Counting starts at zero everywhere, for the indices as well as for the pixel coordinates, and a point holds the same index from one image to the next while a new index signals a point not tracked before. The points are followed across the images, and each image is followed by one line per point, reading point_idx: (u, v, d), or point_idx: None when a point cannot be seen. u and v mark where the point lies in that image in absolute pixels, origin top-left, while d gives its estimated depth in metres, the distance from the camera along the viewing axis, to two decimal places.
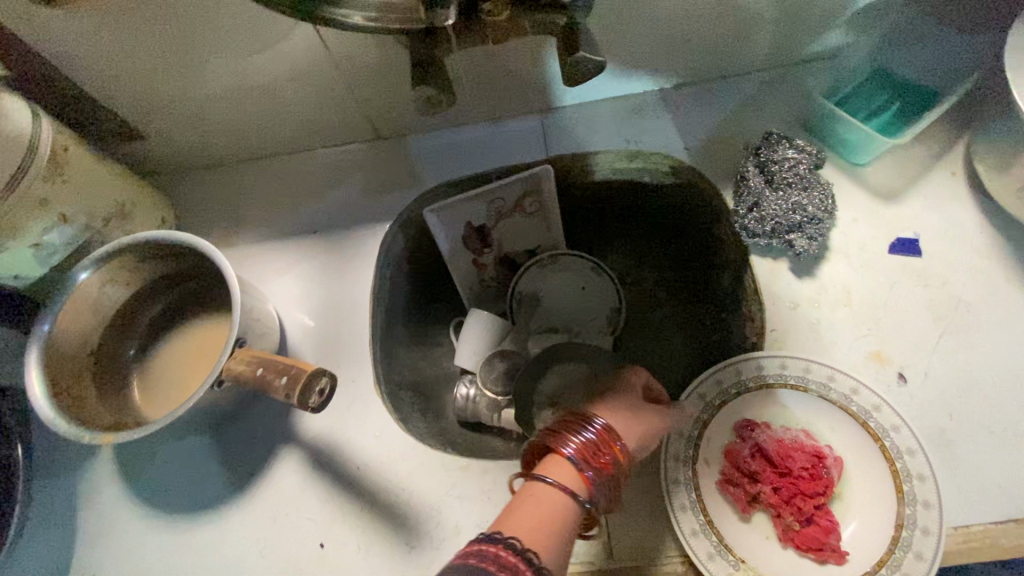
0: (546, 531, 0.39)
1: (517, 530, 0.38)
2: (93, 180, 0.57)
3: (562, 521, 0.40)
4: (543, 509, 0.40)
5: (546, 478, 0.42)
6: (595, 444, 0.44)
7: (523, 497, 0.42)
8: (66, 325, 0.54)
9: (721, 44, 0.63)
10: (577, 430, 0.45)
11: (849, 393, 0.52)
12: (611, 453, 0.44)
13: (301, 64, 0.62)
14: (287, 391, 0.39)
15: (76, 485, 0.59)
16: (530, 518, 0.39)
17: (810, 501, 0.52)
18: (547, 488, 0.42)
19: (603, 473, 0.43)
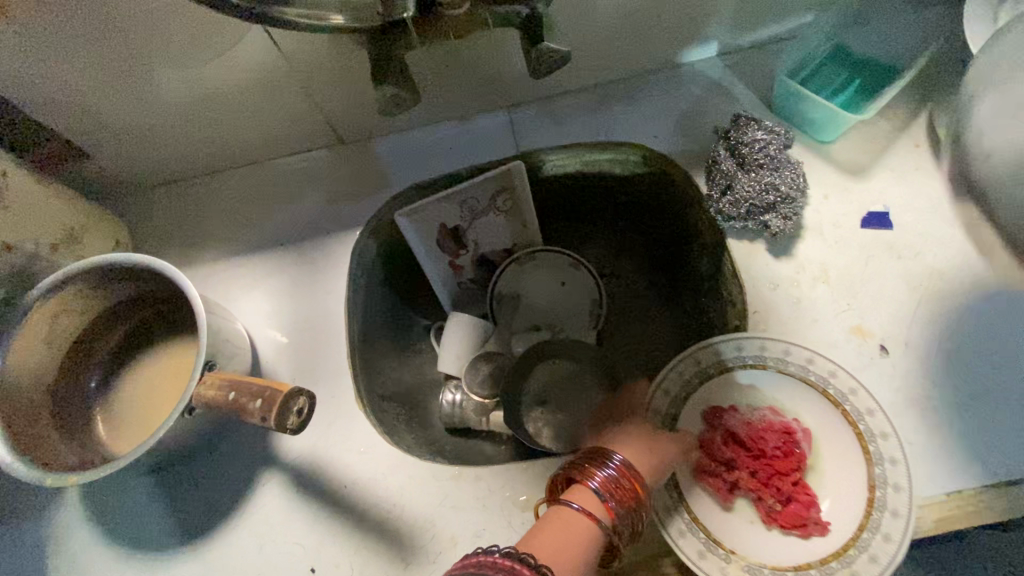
0: (572, 566, 0.37)
1: (539, 558, 0.37)
2: (37, 207, 0.55)
3: (582, 558, 0.39)
4: (567, 542, 0.39)
5: (576, 506, 0.41)
6: (618, 479, 0.42)
7: (549, 524, 0.40)
8: (18, 361, 0.51)
9: (684, 30, 0.63)
10: (599, 465, 0.42)
11: (806, 364, 0.53)
12: (636, 489, 0.42)
13: (254, 70, 0.59)
14: (263, 413, 0.37)
15: (41, 531, 0.56)
16: (552, 550, 0.38)
17: (787, 479, 0.51)
18: (574, 519, 0.40)
19: (626, 507, 0.41)
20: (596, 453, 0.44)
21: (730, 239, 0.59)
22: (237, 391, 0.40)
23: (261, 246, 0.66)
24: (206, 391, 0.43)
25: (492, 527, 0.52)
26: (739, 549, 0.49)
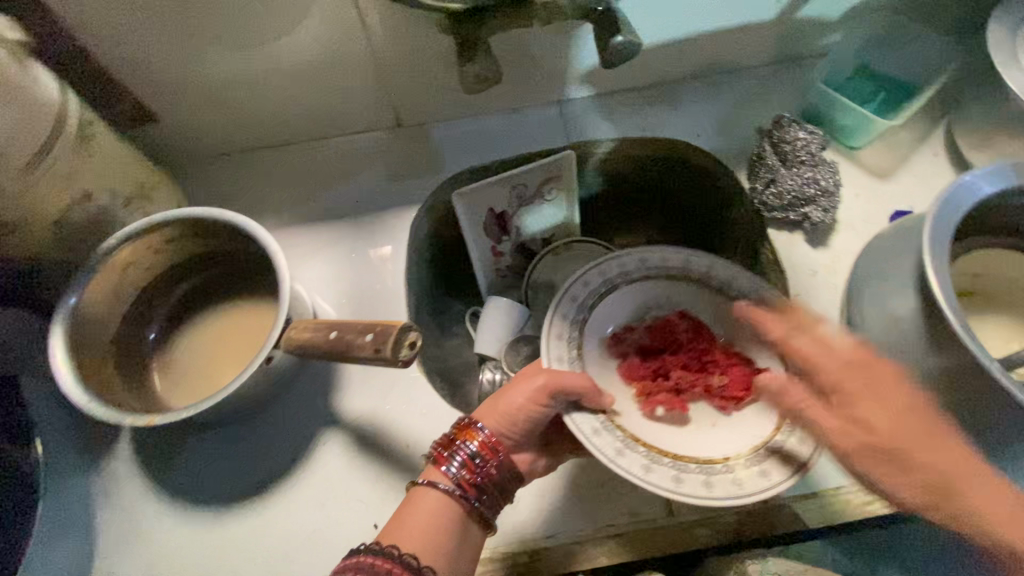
0: (427, 543, 0.42)
1: (397, 540, 0.42)
2: (117, 161, 0.55)
3: (443, 528, 0.43)
4: (424, 521, 0.43)
5: (432, 486, 0.44)
6: (477, 457, 0.45)
7: (409, 507, 0.44)
8: (90, 306, 0.51)
9: (729, 41, 0.68)
10: (460, 445, 0.45)
11: (686, 263, 0.56)
12: (492, 457, 0.45)
13: (330, 46, 0.61)
14: (378, 345, 0.39)
15: (93, 484, 0.55)
16: (411, 529, 0.43)
17: (710, 359, 0.55)
18: (437, 497, 0.44)
19: (486, 482, 0.45)
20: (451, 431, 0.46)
21: (770, 228, 0.64)
22: (339, 331, 0.42)
23: (320, 219, 0.69)
24: (298, 334, 0.45)
25: (553, 489, 0.53)
26: (726, 455, 0.49)
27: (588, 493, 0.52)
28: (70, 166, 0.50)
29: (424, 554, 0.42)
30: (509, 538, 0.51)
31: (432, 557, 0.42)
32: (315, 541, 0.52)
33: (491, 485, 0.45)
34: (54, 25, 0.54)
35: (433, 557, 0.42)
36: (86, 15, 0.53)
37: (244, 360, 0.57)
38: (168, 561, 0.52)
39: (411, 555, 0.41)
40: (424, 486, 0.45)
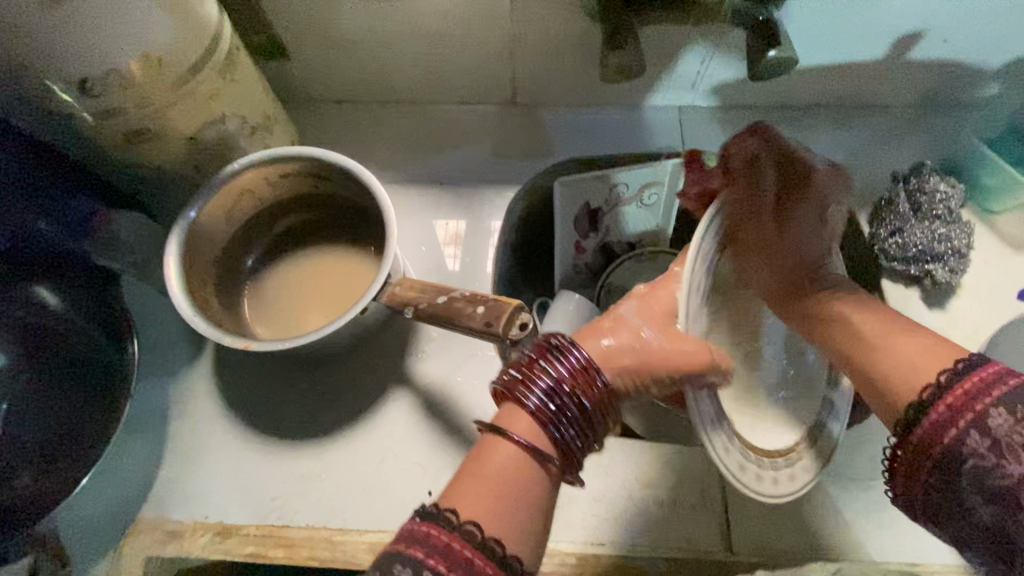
0: (506, 514, 0.35)
1: (474, 515, 0.34)
2: (252, 89, 0.56)
3: (524, 493, 0.36)
4: (502, 483, 0.36)
5: (512, 439, 0.36)
6: (572, 387, 0.37)
7: (481, 465, 0.36)
8: (205, 222, 0.53)
9: (880, 76, 0.64)
10: (552, 369, 0.38)
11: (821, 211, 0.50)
12: (589, 394, 0.38)
13: (470, 13, 0.60)
14: (489, 321, 0.39)
15: (173, 393, 0.57)
16: (488, 499, 0.35)
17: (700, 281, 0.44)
18: (514, 452, 0.37)
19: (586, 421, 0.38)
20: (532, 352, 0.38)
21: (885, 278, 0.60)
22: (448, 297, 0.42)
23: (422, 182, 0.69)
24: (403, 292, 0.45)
25: (613, 497, 0.52)
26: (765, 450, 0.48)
27: (649, 510, 0.52)
28: (212, 88, 0.52)
29: (505, 533, 0.34)
30: (560, 535, 0.51)
31: (515, 539, 0.34)
32: (368, 495, 0.53)
33: (591, 434, 0.38)
34: None
35: (515, 537, 0.34)
36: None
37: (333, 305, 0.57)
38: (228, 481, 0.54)
39: (493, 538, 0.33)
40: (503, 434, 0.37)
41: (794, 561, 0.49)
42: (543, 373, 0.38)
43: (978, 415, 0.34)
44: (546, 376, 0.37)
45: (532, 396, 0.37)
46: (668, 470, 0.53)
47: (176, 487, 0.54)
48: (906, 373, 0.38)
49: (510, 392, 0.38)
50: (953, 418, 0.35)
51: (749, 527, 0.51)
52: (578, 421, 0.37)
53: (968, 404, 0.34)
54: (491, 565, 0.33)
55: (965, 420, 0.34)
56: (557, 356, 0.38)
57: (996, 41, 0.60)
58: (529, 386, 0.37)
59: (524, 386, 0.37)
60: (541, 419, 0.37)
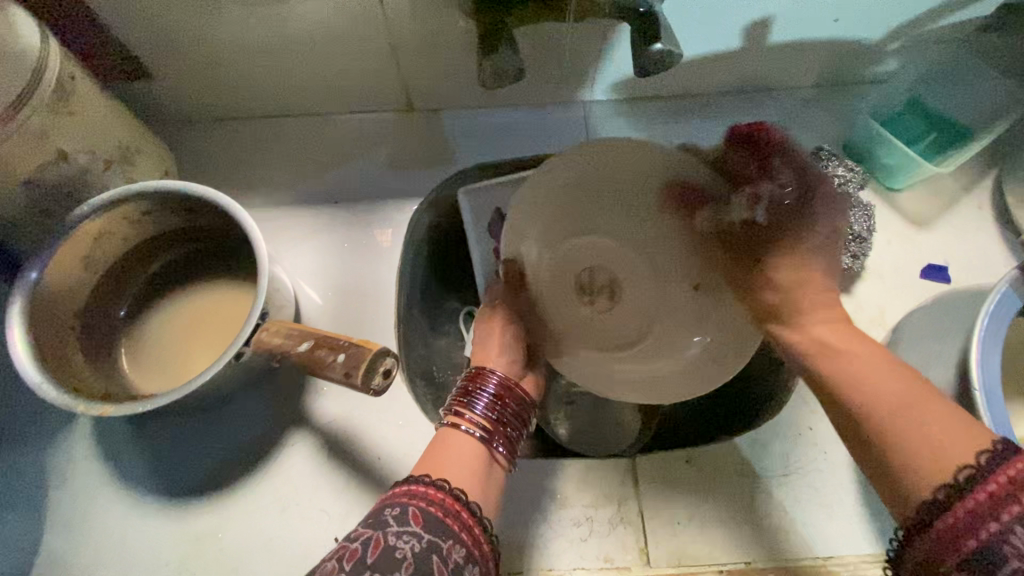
0: (469, 478, 0.40)
1: (447, 470, 0.39)
2: (98, 120, 0.51)
3: (482, 469, 0.41)
4: (463, 453, 0.41)
5: (462, 433, 0.42)
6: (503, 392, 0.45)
7: (442, 444, 0.42)
8: (58, 275, 0.48)
9: (778, 59, 0.62)
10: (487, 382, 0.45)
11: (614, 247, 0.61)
12: (515, 394, 0.45)
13: (341, 22, 0.56)
14: (348, 371, 0.36)
15: (46, 461, 0.52)
16: (455, 462, 0.40)
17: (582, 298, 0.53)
18: (466, 441, 0.42)
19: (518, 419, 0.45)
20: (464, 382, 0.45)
21: None
22: (311, 344, 0.39)
23: (316, 201, 0.65)
24: (269, 338, 0.42)
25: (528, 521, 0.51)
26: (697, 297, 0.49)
27: (565, 530, 0.51)
28: (45, 122, 0.46)
29: (471, 485, 0.40)
30: None
31: (481, 490, 0.40)
32: (271, 550, 0.50)
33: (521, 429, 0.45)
34: None
35: (480, 490, 0.40)
36: None
37: (219, 346, 0.53)
38: (115, 551, 0.50)
39: (463, 486, 0.39)
40: (456, 430, 0.43)
41: (711, 567, 0.49)
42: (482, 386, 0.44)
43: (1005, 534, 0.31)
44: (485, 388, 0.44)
45: (472, 403, 0.44)
46: (584, 486, 0.52)
47: (59, 560, 0.50)
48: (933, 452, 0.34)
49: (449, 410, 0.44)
50: (972, 528, 0.31)
51: (667, 537, 0.50)
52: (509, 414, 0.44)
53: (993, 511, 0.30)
54: (458, 503, 0.38)
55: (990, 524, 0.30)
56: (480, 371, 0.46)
57: (887, 18, 0.58)
58: (463, 399, 0.44)
59: (462, 398, 0.44)
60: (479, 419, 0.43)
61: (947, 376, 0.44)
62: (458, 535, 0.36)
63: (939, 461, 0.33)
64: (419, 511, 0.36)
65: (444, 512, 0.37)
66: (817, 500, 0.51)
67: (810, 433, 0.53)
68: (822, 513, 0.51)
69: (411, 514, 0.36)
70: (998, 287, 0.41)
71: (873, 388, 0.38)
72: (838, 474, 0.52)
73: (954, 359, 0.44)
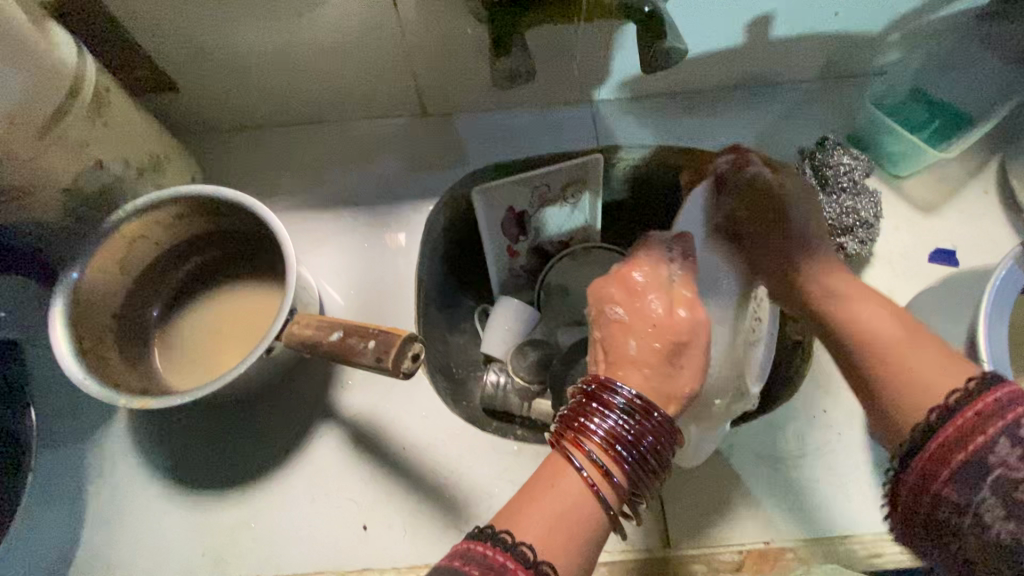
0: (559, 538, 0.34)
1: (534, 539, 0.34)
2: (129, 130, 0.53)
3: (582, 525, 0.35)
4: (562, 509, 0.35)
5: (572, 471, 0.36)
6: (633, 428, 0.37)
7: (547, 485, 0.36)
8: (96, 276, 0.51)
9: (780, 54, 0.64)
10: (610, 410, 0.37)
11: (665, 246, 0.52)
12: (650, 435, 0.37)
13: (357, 32, 0.58)
14: (380, 355, 0.39)
15: (84, 458, 0.54)
16: (544, 523, 0.35)
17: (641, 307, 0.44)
18: (574, 485, 0.36)
19: (646, 467, 0.37)
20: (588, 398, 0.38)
21: None
22: (342, 333, 0.42)
23: (335, 204, 0.67)
24: (300, 331, 0.45)
25: None
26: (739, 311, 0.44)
27: None
28: (83, 133, 0.49)
29: (559, 556, 0.34)
30: None
31: (569, 564, 0.34)
32: (301, 538, 0.51)
33: (651, 473, 0.37)
34: None
35: (567, 565, 0.34)
36: None
37: (247, 344, 0.55)
38: (152, 543, 0.52)
39: (547, 562, 0.33)
40: (568, 464, 0.37)
41: (730, 549, 0.50)
42: (605, 415, 0.37)
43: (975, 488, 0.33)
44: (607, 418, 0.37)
45: (595, 436, 0.37)
46: None
47: (98, 551, 0.51)
48: (914, 395, 0.38)
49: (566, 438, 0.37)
50: (953, 450, 0.35)
51: (686, 520, 0.51)
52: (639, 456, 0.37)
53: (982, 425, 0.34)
54: (522, 571, 0.33)
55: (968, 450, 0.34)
56: (604, 392, 0.38)
57: (886, 10, 0.60)
58: (586, 429, 0.37)
59: (584, 426, 0.37)
60: (599, 459, 0.36)
61: None
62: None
63: (931, 391, 0.37)
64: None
65: None
66: (832, 481, 0.52)
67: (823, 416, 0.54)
68: (837, 493, 0.52)
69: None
70: (1003, 264, 0.42)
71: (876, 333, 0.41)
72: (852, 455, 0.53)
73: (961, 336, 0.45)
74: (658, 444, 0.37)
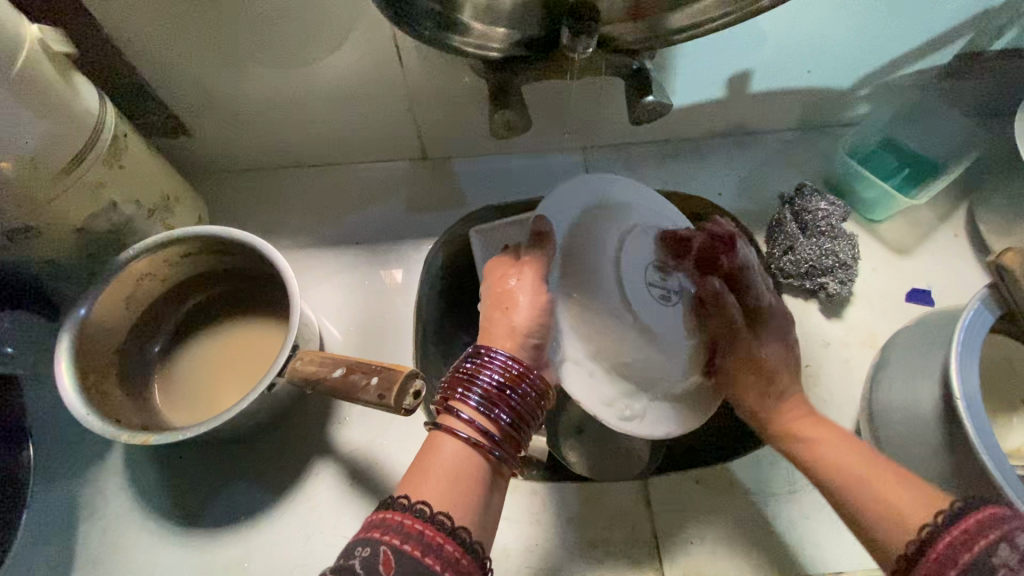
0: (449, 490, 0.38)
1: (425, 495, 0.37)
2: (145, 172, 0.56)
3: (469, 478, 0.39)
4: (452, 467, 0.39)
5: (452, 433, 0.40)
6: (497, 378, 0.41)
7: (430, 451, 0.40)
8: (102, 311, 0.52)
9: (761, 106, 0.68)
10: (479, 371, 0.42)
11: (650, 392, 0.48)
12: (520, 384, 0.41)
13: (362, 82, 0.62)
14: (382, 391, 0.41)
15: (77, 494, 0.54)
16: (436, 481, 0.38)
17: (529, 292, 0.46)
18: (456, 446, 0.40)
19: (518, 413, 0.41)
20: (462, 369, 0.42)
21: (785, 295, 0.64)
22: (346, 370, 0.44)
23: (337, 241, 0.69)
24: (304, 366, 0.46)
25: (543, 543, 0.52)
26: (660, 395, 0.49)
27: (581, 549, 0.52)
28: (99, 175, 0.51)
29: (455, 507, 0.37)
30: None
31: (463, 512, 0.37)
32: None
33: (525, 419, 0.41)
34: (104, 40, 0.55)
35: (464, 512, 0.37)
36: (130, 35, 0.54)
37: (247, 380, 0.56)
38: None
39: (442, 511, 0.36)
40: (448, 430, 0.40)
41: None
42: (476, 375, 0.41)
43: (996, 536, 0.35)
44: (478, 380, 0.41)
45: (469, 399, 0.41)
46: (597, 507, 0.54)
47: None
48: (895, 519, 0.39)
49: (444, 408, 0.41)
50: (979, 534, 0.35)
51: (682, 555, 0.52)
52: (513, 407, 0.41)
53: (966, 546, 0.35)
54: (420, 523, 0.35)
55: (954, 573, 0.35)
56: (481, 358, 0.42)
57: (855, 71, 0.65)
58: (459, 394, 0.41)
59: (452, 393, 0.41)
60: (476, 418, 0.40)
61: (931, 390, 0.46)
62: (438, 570, 0.34)
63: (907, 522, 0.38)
64: (391, 553, 0.34)
65: (400, 538, 0.34)
66: (824, 516, 0.53)
67: None
68: (826, 528, 0.53)
69: (383, 554, 0.34)
70: (970, 304, 0.45)
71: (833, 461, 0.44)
72: None
73: (936, 370, 0.47)
74: (528, 395, 0.42)
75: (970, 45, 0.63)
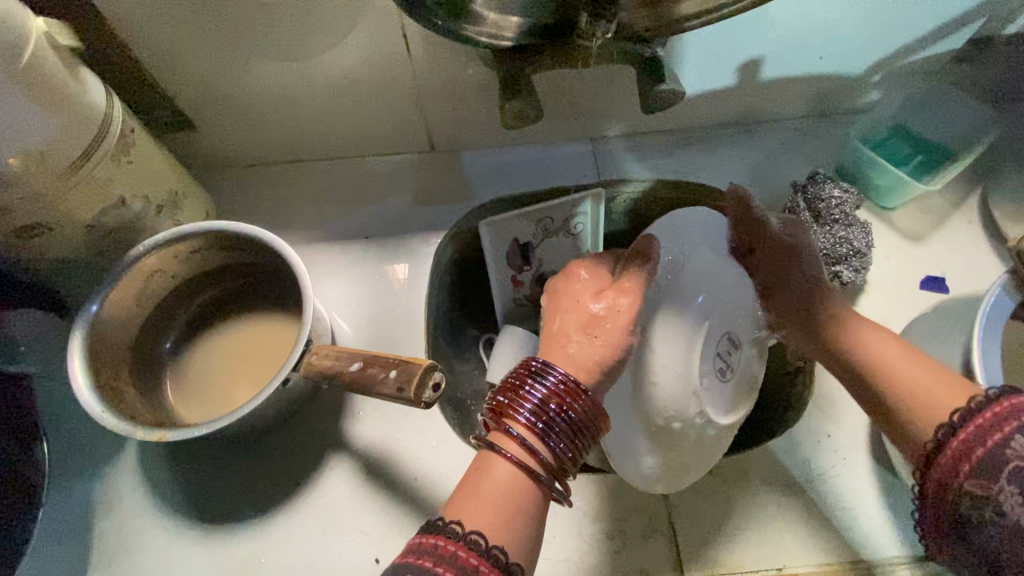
0: (501, 522, 0.37)
1: (478, 524, 0.36)
2: (152, 168, 0.55)
3: (520, 505, 0.38)
4: (503, 491, 0.38)
5: (503, 455, 0.39)
6: (551, 398, 0.39)
7: (479, 472, 0.39)
8: (113, 307, 0.51)
9: (771, 93, 0.68)
10: (533, 389, 0.40)
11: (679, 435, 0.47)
12: (575, 404, 0.39)
13: (368, 74, 0.61)
14: (402, 386, 0.40)
15: (91, 492, 0.54)
16: (487, 507, 0.37)
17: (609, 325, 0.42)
18: (506, 469, 0.38)
19: (569, 436, 0.39)
20: (518, 382, 0.41)
21: None
22: (364, 364, 0.43)
23: (346, 235, 0.69)
24: (320, 361, 0.46)
25: (561, 535, 0.52)
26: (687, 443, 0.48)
27: (599, 540, 0.52)
28: (108, 171, 0.51)
29: (505, 537, 0.36)
30: None
31: (514, 545, 0.36)
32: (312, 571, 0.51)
33: (576, 442, 0.40)
34: (109, 33, 0.54)
35: (515, 545, 0.36)
36: (134, 28, 0.54)
37: (260, 375, 0.56)
38: None
39: (496, 546, 0.36)
40: (498, 450, 0.39)
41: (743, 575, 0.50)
42: (530, 392, 0.40)
43: (1007, 434, 0.36)
44: (532, 397, 0.40)
45: (520, 416, 0.39)
46: (613, 498, 0.54)
47: None
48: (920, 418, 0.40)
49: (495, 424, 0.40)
50: (985, 436, 0.36)
51: (700, 545, 0.52)
52: (564, 429, 0.39)
53: (983, 439, 0.36)
54: (475, 556, 0.35)
55: (969, 464, 0.37)
56: (539, 375, 0.40)
57: (868, 57, 0.64)
58: (510, 411, 0.40)
59: (511, 409, 0.40)
60: (527, 437, 0.39)
61: None
62: None
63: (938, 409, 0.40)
64: None
65: (454, 571, 0.34)
66: (842, 505, 0.53)
67: (827, 440, 0.56)
68: (844, 516, 0.53)
69: None
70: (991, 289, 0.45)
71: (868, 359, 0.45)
72: (856, 478, 0.55)
73: (955, 357, 0.47)
74: (582, 418, 0.40)
75: (984, 29, 0.62)
